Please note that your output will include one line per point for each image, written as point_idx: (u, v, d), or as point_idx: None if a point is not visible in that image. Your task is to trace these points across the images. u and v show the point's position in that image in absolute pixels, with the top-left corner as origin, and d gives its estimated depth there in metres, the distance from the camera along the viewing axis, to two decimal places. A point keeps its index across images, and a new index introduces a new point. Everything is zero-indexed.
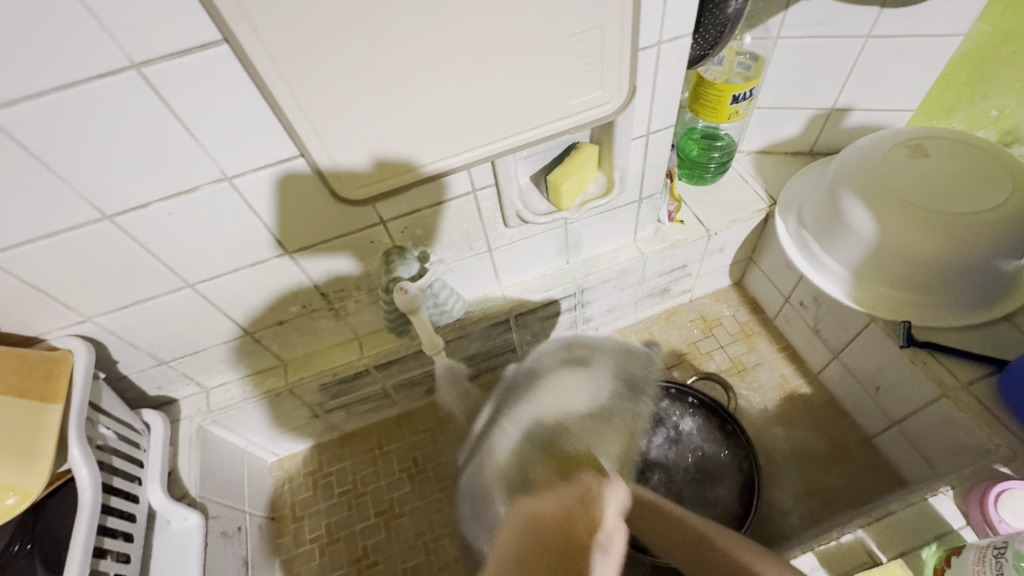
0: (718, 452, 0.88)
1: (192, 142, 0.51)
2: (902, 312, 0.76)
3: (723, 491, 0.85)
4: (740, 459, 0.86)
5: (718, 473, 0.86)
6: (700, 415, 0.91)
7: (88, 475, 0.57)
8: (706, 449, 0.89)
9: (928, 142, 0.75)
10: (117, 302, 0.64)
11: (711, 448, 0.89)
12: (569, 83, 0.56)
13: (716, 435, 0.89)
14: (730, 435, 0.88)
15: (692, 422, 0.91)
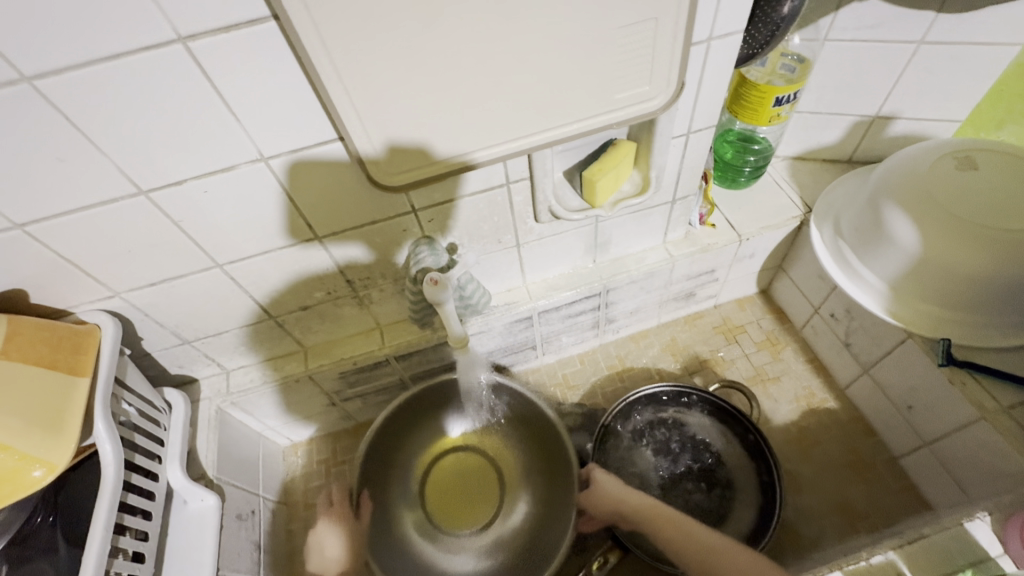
0: (739, 461, 0.86)
1: (233, 121, 0.51)
2: (940, 328, 0.74)
3: (743, 499, 0.83)
4: (762, 471, 0.83)
5: (738, 482, 0.85)
6: (721, 422, 0.88)
7: (112, 452, 0.57)
8: (727, 458, 0.87)
9: (978, 155, 0.72)
10: (147, 279, 0.64)
11: (732, 456, 0.87)
12: (616, 76, 0.54)
13: (737, 444, 0.87)
14: (752, 446, 0.85)
15: (712, 429, 0.89)
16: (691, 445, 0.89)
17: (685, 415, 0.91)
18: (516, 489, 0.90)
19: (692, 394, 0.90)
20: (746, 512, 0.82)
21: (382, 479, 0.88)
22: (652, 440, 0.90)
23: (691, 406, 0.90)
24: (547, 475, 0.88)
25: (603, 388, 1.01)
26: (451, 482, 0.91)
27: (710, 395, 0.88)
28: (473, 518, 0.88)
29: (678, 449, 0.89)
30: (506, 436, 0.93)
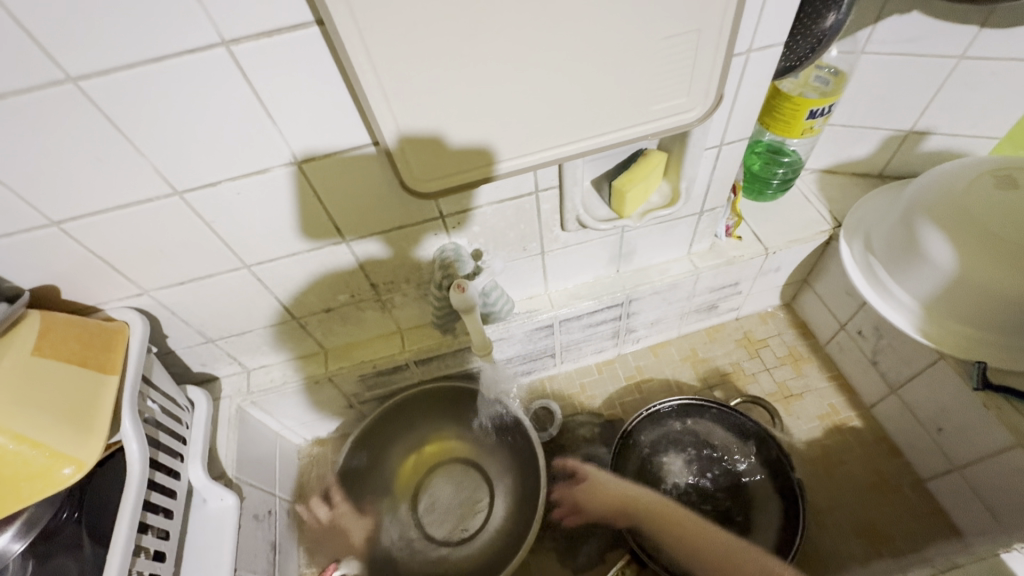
0: (759, 475, 0.85)
1: (270, 124, 0.51)
2: (976, 351, 0.71)
3: (762, 513, 0.82)
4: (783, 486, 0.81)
5: (757, 495, 0.84)
6: (741, 436, 0.87)
7: (138, 451, 0.57)
8: (747, 471, 0.86)
9: (1020, 172, 0.70)
10: (176, 278, 0.64)
11: (752, 470, 0.85)
12: (655, 88, 0.54)
13: (757, 458, 0.85)
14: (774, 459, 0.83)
15: (733, 442, 0.87)
16: (712, 457, 0.88)
17: (706, 427, 0.89)
18: (498, 486, 0.90)
19: (711, 407, 0.88)
20: (766, 525, 0.81)
21: (368, 479, 0.89)
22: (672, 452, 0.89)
23: (710, 418, 0.89)
24: (521, 471, 0.88)
25: (621, 398, 1.00)
26: (429, 490, 0.91)
27: (729, 408, 0.87)
28: (458, 523, 0.88)
29: (699, 461, 0.88)
30: (484, 436, 0.93)
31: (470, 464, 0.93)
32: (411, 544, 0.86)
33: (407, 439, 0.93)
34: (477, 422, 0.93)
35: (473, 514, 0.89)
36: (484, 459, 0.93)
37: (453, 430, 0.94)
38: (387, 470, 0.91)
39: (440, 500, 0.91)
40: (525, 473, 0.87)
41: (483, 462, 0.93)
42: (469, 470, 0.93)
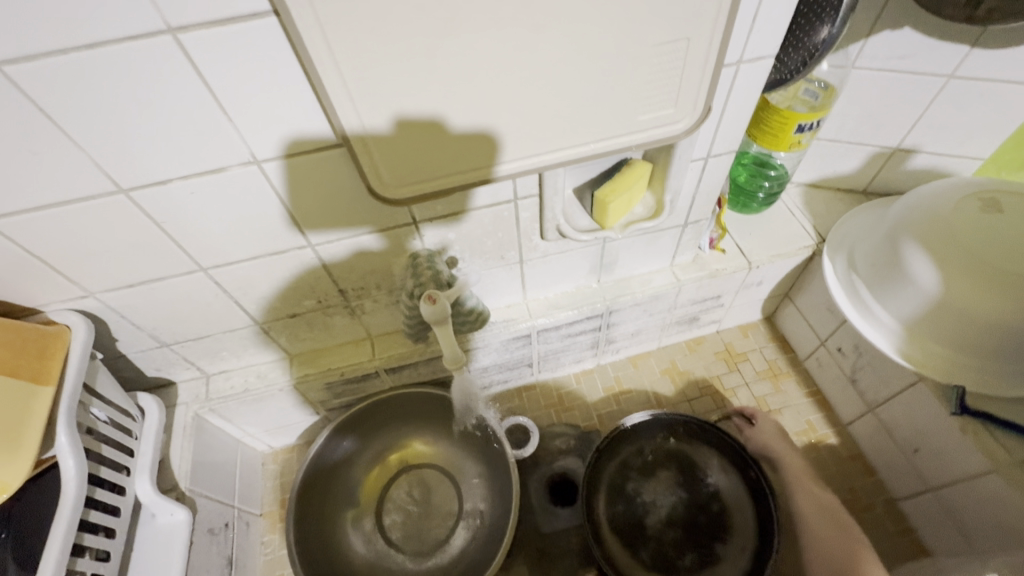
0: (737, 497, 0.82)
1: (225, 120, 0.47)
2: (956, 375, 0.71)
3: (737, 538, 0.79)
4: (760, 509, 0.78)
5: (735, 519, 0.80)
6: (721, 453, 0.84)
7: (75, 466, 0.53)
8: (726, 494, 0.83)
9: (1003, 197, 0.69)
10: (124, 280, 0.60)
11: (730, 491, 0.82)
12: (641, 98, 0.51)
13: (735, 478, 0.82)
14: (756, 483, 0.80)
15: (715, 460, 0.85)
16: (693, 477, 0.85)
17: (687, 445, 0.87)
18: (471, 494, 0.87)
19: (692, 422, 0.86)
20: (738, 553, 0.78)
21: (334, 489, 0.85)
22: (655, 470, 0.86)
23: (692, 435, 0.86)
24: (494, 479, 0.85)
25: (599, 409, 0.98)
26: (393, 498, 0.87)
27: (710, 424, 0.84)
28: (417, 537, 0.84)
29: (680, 480, 0.85)
30: (455, 444, 0.90)
31: (441, 472, 0.90)
32: (378, 554, 0.83)
33: (375, 447, 0.89)
34: (448, 429, 0.90)
35: (444, 524, 0.86)
36: (455, 466, 0.90)
37: (424, 437, 0.91)
38: (354, 479, 0.87)
39: (410, 510, 0.87)
40: (498, 480, 0.84)
41: (455, 469, 0.90)
42: (439, 479, 0.89)
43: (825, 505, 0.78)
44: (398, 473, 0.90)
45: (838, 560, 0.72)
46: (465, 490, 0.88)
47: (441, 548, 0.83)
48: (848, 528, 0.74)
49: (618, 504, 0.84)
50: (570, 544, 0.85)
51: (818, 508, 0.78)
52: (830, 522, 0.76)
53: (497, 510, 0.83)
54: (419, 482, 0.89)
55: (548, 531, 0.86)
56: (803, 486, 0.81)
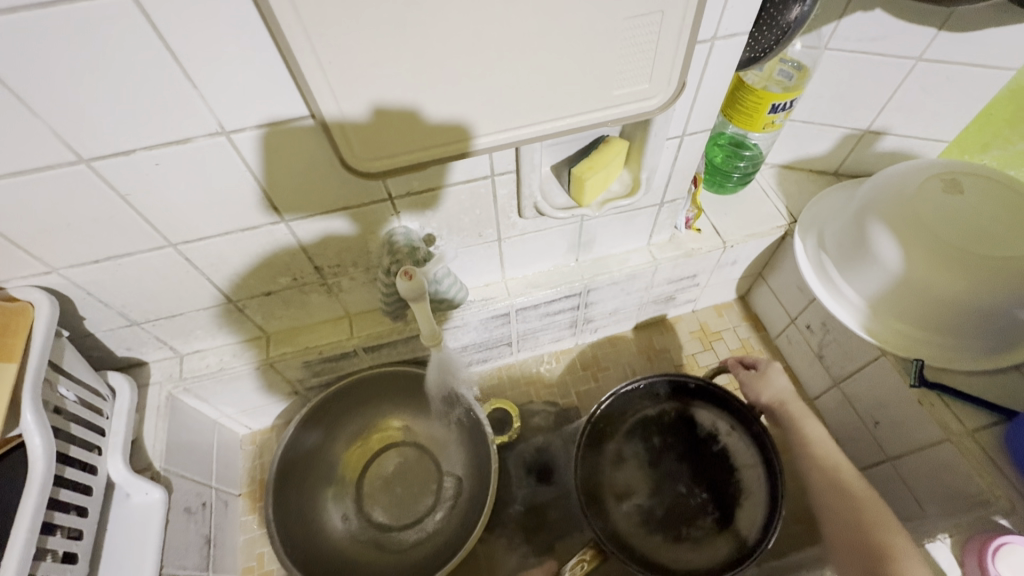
0: (746, 458, 0.72)
1: (190, 89, 0.45)
2: (915, 350, 0.74)
3: (747, 504, 0.69)
4: (771, 473, 0.68)
5: (746, 483, 0.71)
6: (728, 413, 0.74)
7: (42, 444, 0.52)
8: (736, 456, 0.73)
9: (964, 178, 0.72)
10: (89, 256, 0.58)
11: (738, 455, 0.72)
12: (615, 72, 0.51)
13: (744, 440, 0.72)
14: (768, 448, 0.69)
15: (722, 421, 0.75)
16: (698, 440, 0.76)
17: (688, 405, 0.77)
18: (452, 467, 0.89)
19: (688, 381, 0.76)
20: (748, 521, 0.68)
21: (314, 468, 0.85)
22: (653, 436, 0.77)
23: (692, 396, 0.77)
24: (473, 452, 0.86)
25: (577, 387, 1.00)
26: (391, 465, 0.90)
27: (708, 383, 0.75)
28: (410, 507, 0.86)
29: (682, 445, 0.76)
30: (434, 421, 0.91)
31: (420, 447, 0.91)
32: (359, 531, 0.84)
33: (353, 426, 0.90)
34: (426, 407, 0.90)
35: (425, 498, 0.87)
36: (435, 441, 0.91)
37: (404, 414, 0.92)
38: (334, 458, 0.88)
39: (390, 486, 0.88)
40: (475, 455, 0.86)
41: (434, 445, 0.91)
42: (420, 454, 0.90)
43: (843, 486, 0.64)
44: (377, 450, 0.90)
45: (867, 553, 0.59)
46: (446, 464, 0.89)
47: (424, 520, 0.85)
48: (873, 516, 0.61)
49: (613, 472, 0.75)
50: (547, 518, 0.87)
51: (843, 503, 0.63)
52: (865, 532, 0.60)
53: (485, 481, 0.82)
54: (399, 457, 0.90)
55: (527, 505, 0.88)
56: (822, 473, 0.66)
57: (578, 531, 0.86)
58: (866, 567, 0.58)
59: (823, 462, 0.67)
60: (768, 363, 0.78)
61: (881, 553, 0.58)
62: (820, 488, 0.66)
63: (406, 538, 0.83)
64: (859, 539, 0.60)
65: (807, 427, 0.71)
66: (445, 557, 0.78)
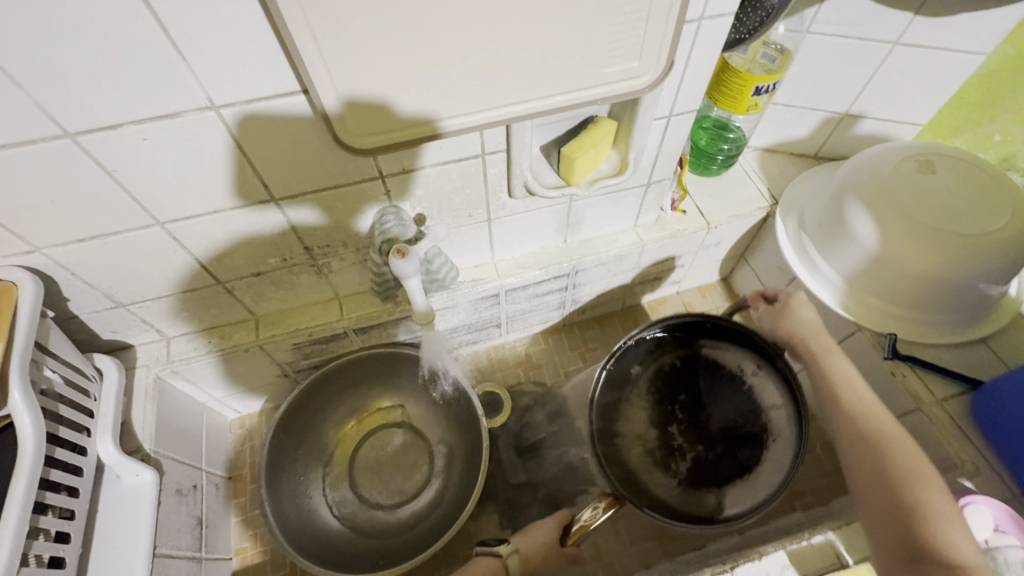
0: (770, 397, 0.67)
1: (179, 61, 0.45)
2: (888, 325, 0.78)
3: (775, 445, 0.64)
4: (800, 410, 0.63)
5: (772, 424, 0.65)
6: (750, 351, 0.69)
7: (32, 424, 0.52)
8: (761, 397, 0.67)
9: (937, 159, 0.75)
10: (74, 235, 0.57)
11: (762, 395, 0.67)
12: (606, 49, 0.52)
13: (771, 379, 0.67)
14: (795, 383, 0.65)
15: (745, 360, 0.69)
16: (719, 381, 0.69)
17: (707, 345, 0.71)
18: (444, 447, 0.90)
19: (706, 321, 0.71)
20: (776, 463, 0.63)
21: (307, 451, 0.86)
22: (672, 377, 0.71)
23: (708, 335, 0.72)
24: (464, 432, 0.87)
25: (565, 366, 1.02)
26: (381, 444, 0.91)
27: (727, 321, 0.70)
28: (401, 486, 0.88)
29: (703, 387, 0.70)
30: (425, 403, 0.92)
31: (411, 427, 0.92)
32: (351, 510, 0.85)
33: (345, 408, 0.90)
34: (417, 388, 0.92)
35: (415, 477, 0.88)
36: (426, 422, 0.92)
37: (396, 394, 0.93)
38: (326, 440, 0.89)
39: (382, 466, 0.89)
40: (466, 436, 0.87)
41: (425, 425, 0.92)
42: (411, 434, 0.92)
43: (870, 438, 0.57)
44: (369, 430, 0.92)
45: (896, 514, 0.53)
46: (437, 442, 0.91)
47: (415, 499, 0.86)
48: (905, 472, 0.54)
49: (628, 415, 0.69)
50: (538, 494, 0.89)
51: (886, 474, 0.55)
52: (894, 490, 0.53)
53: (475, 453, 0.83)
54: (391, 437, 0.92)
55: (518, 481, 0.90)
56: (862, 435, 0.58)
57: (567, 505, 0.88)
58: (897, 531, 0.52)
59: (853, 412, 0.60)
60: (796, 295, 0.71)
61: (920, 527, 0.50)
62: (861, 457, 0.57)
63: (396, 518, 0.85)
64: (888, 498, 0.54)
65: (830, 363, 0.64)
66: (435, 534, 0.79)
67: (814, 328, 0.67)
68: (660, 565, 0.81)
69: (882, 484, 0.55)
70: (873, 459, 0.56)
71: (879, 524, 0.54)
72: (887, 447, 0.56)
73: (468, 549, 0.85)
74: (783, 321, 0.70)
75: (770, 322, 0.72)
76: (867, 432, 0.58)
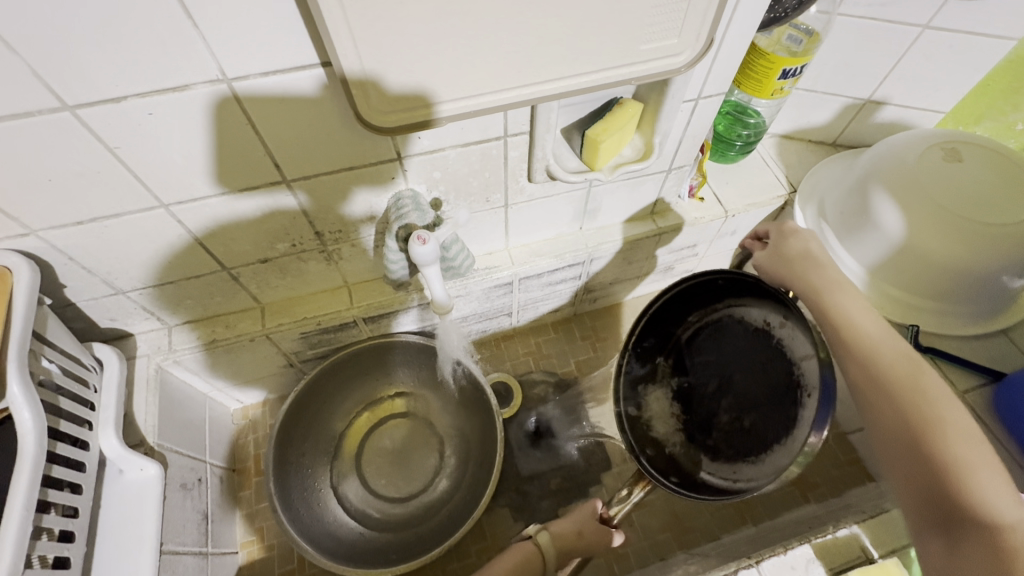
0: (801, 347, 0.55)
1: (191, 29, 0.41)
2: (909, 316, 0.77)
3: (807, 404, 0.52)
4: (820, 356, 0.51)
5: (805, 378, 0.53)
6: (772, 301, 0.60)
7: (32, 419, 0.49)
8: (794, 349, 0.56)
9: (963, 148, 0.73)
10: (72, 217, 0.54)
11: (795, 346, 0.56)
12: (645, 25, 0.49)
13: (799, 327, 0.55)
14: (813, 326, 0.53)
15: (772, 312, 0.60)
16: (752, 342, 0.63)
17: (735, 305, 0.66)
18: (460, 433, 0.88)
19: (717, 278, 0.66)
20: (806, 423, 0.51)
21: (314, 445, 0.84)
22: (700, 348, 0.70)
23: (729, 292, 0.66)
24: (477, 415, 0.85)
25: (576, 356, 1.00)
26: (413, 426, 0.90)
27: (733, 274, 0.64)
28: (413, 475, 0.86)
29: (739, 351, 0.65)
30: (436, 392, 0.90)
31: (422, 413, 0.91)
32: (365, 500, 0.83)
33: (354, 398, 0.88)
34: (426, 373, 0.89)
35: (429, 467, 0.87)
36: (437, 410, 0.90)
37: (404, 380, 0.90)
38: (336, 431, 0.87)
39: (398, 452, 0.88)
40: (478, 424, 0.85)
41: (436, 414, 0.90)
42: (424, 419, 0.90)
43: (888, 389, 0.51)
44: (378, 417, 0.90)
45: (926, 472, 0.46)
46: (449, 427, 0.89)
47: (429, 488, 0.85)
48: (934, 425, 0.47)
49: (663, 392, 0.73)
50: (550, 485, 0.88)
51: (903, 424, 0.49)
52: (921, 447, 0.47)
53: (489, 437, 0.82)
54: (401, 423, 0.90)
55: (530, 472, 0.89)
56: (877, 381, 0.51)
57: (580, 496, 0.87)
58: (926, 491, 0.46)
59: (866, 360, 0.53)
60: (788, 227, 0.65)
61: (952, 486, 0.45)
62: (875, 406, 0.51)
63: (410, 507, 0.83)
64: (915, 455, 0.47)
65: (830, 299, 0.57)
66: (451, 528, 0.77)
67: (800, 256, 0.62)
68: (676, 557, 0.80)
69: (908, 439, 0.48)
70: (888, 408, 0.50)
71: (904, 481, 0.48)
72: (903, 393, 0.50)
73: (480, 542, 0.84)
74: (779, 257, 0.63)
75: (767, 262, 0.64)
76: (886, 380, 0.51)
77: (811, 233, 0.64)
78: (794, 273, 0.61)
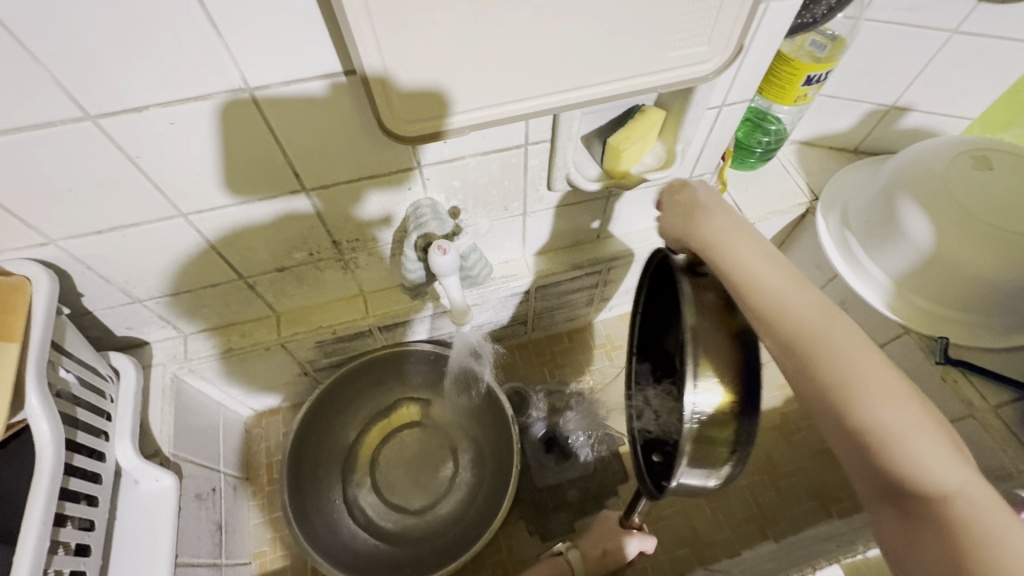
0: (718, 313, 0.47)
1: (213, 37, 0.41)
2: (938, 328, 0.75)
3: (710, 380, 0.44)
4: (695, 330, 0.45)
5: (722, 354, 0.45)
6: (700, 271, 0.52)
7: (50, 431, 0.49)
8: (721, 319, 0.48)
9: (994, 155, 0.71)
10: (92, 226, 0.53)
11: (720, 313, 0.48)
12: (676, 31, 0.48)
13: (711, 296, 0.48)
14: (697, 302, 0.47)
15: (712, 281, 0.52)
16: None
17: None
18: (477, 443, 0.87)
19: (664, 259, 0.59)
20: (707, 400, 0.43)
21: (328, 457, 0.83)
22: None
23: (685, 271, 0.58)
24: (493, 425, 0.84)
25: (591, 365, 0.98)
26: (426, 435, 0.89)
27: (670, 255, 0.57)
28: (427, 486, 0.85)
29: None
30: (452, 401, 0.89)
31: (435, 421, 0.89)
32: (381, 512, 0.82)
33: (370, 408, 0.88)
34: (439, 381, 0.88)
35: (443, 477, 0.85)
36: (451, 419, 0.89)
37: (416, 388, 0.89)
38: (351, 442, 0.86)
39: (411, 462, 0.86)
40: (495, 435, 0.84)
41: (451, 423, 0.89)
42: (437, 428, 0.89)
43: (797, 351, 0.45)
44: (389, 425, 0.88)
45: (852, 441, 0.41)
46: (465, 437, 0.88)
47: (442, 500, 0.83)
48: (847, 387, 0.41)
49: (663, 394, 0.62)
50: (567, 497, 0.87)
51: (818, 392, 0.43)
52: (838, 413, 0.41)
53: (506, 449, 0.80)
54: (413, 432, 0.89)
55: (545, 485, 0.88)
56: (789, 348, 0.45)
57: (597, 507, 0.85)
58: (856, 461, 0.41)
59: (770, 318, 0.47)
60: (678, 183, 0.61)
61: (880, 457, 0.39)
62: (791, 376, 0.45)
63: (425, 519, 0.82)
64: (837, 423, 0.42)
65: (722, 257, 0.51)
66: (466, 542, 0.76)
67: (691, 212, 0.57)
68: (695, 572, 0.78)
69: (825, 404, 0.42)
70: (806, 377, 0.44)
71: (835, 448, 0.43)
72: (815, 359, 0.43)
73: (495, 555, 0.82)
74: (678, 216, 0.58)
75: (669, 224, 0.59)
76: (793, 340, 0.45)
77: (701, 183, 0.59)
78: (688, 230, 0.56)
